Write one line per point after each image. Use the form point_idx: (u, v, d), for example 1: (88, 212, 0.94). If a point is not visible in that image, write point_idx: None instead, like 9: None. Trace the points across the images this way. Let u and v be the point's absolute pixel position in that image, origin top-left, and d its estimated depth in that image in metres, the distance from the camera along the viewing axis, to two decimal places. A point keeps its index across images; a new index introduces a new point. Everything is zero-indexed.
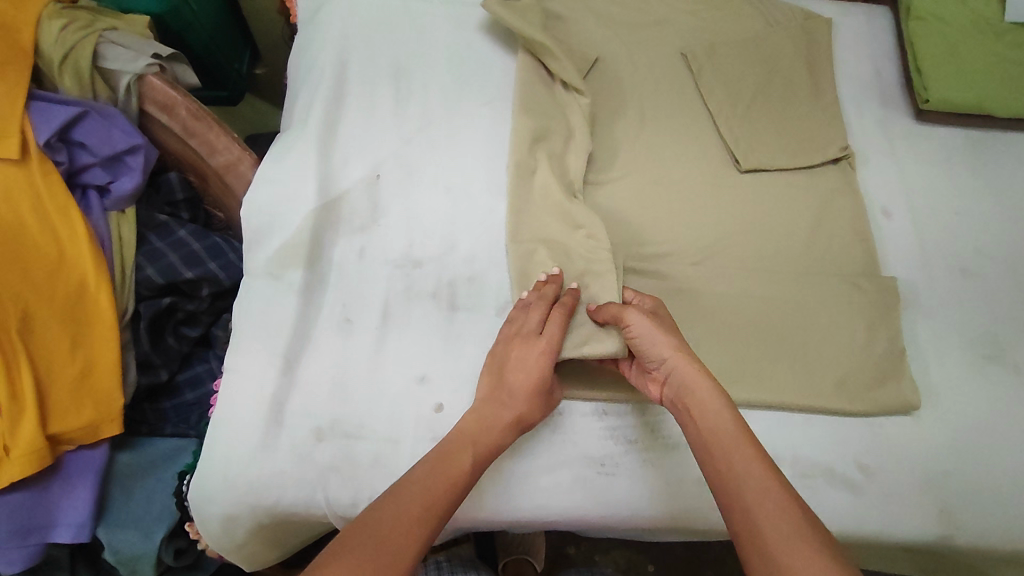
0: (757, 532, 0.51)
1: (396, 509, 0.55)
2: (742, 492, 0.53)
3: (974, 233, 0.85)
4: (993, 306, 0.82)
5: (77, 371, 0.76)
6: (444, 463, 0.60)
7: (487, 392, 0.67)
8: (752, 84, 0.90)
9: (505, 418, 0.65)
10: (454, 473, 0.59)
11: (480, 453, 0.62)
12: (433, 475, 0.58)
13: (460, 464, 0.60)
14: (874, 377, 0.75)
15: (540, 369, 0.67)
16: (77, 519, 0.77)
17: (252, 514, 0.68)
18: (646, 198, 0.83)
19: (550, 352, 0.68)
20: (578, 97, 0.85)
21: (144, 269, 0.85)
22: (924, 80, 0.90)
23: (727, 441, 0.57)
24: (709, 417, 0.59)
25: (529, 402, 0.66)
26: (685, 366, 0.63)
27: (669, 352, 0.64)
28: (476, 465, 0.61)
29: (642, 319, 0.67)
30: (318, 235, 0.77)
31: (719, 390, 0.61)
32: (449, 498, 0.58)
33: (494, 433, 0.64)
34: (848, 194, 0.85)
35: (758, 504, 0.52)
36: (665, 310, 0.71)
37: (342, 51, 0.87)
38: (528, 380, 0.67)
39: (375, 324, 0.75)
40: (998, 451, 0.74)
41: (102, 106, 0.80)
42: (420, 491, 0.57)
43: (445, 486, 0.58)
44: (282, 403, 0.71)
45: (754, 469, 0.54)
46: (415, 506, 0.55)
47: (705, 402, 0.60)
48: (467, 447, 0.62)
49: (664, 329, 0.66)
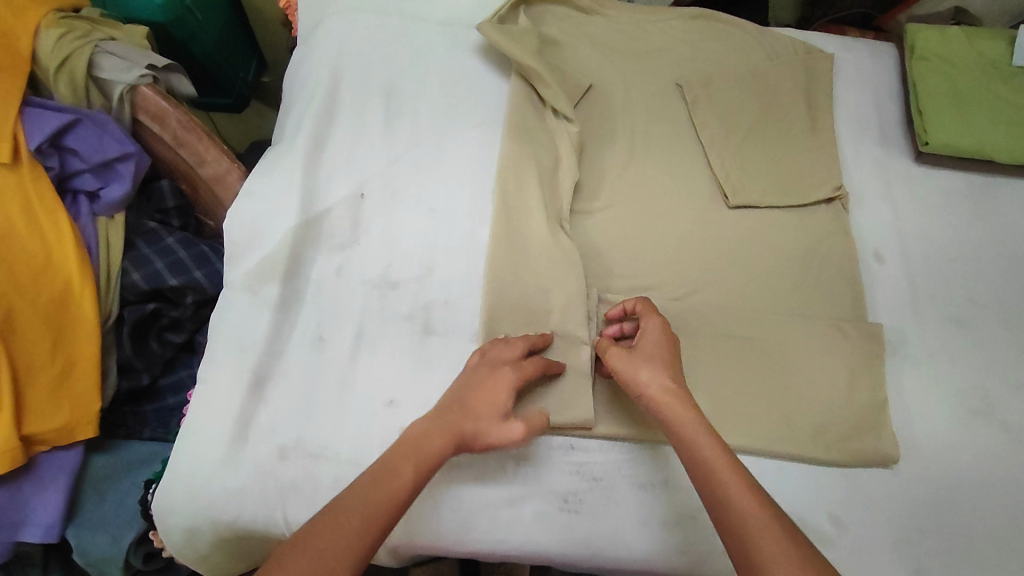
0: (751, 551, 0.52)
1: (333, 528, 0.54)
2: (729, 514, 0.54)
3: (968, 282, 0.83)
4: (984, 358, 0.79)
5: (57, 373, 0.77)
6: (384, 477, 0.58)
7: (440, 405, 0.66)
8: (747, 118, 0.88)
9: (449, 428, 0.63)
10: (393, 488, 0.58)
11: (420, 466, 0.60)
12: (373, 492, 0.57)
13: (401, 478, 0.58)
14: (853, 429, 0.73)
15: (499, 395, 0.65)
16: (47, 519, 0.78)
17: (213, 527, 0.69)
18: (630, 230, 0.82)
19: (512, 377, 0.67)
20: (568, 125, 0.85)
21: (131, 274, 0.87)
22: (925, 122, 0.88)
23: (714, 465, 0.57)
24: (692, 442, 0.59)
25: (475, 421, 0.64)
26: (660, 398, 0.63)
27: (637, 382, 0.65)
28: (416, 479, 0.59)
29: (622, 354, 0.67)
30: (297, 253, 0.78)
31: (701, 416, 0.62)
32: (386, 514, 0.56)
33: (433, 448, 0.62)
34: (839, 235, 0.83)
35: (749, 522, 0.53)
36: (662, 329, 0.68)
37: (336, 68, 0.87)
38: (482, 402, 0.65)
39: (346, 344, 0.74)
40: (978, 511, 0.72)
41: (95, 113, 0.81)
42: (359, 510, 0.56)
43: (385, 503, 0.57)
44: (249, 418, 0.71)
45: (740, 492, 0.55)
46: (353, 522, 0.55)
47: (685, 429, 0.61)
48: (407, 458, 0.60)
49: (641, 359, 0.66)
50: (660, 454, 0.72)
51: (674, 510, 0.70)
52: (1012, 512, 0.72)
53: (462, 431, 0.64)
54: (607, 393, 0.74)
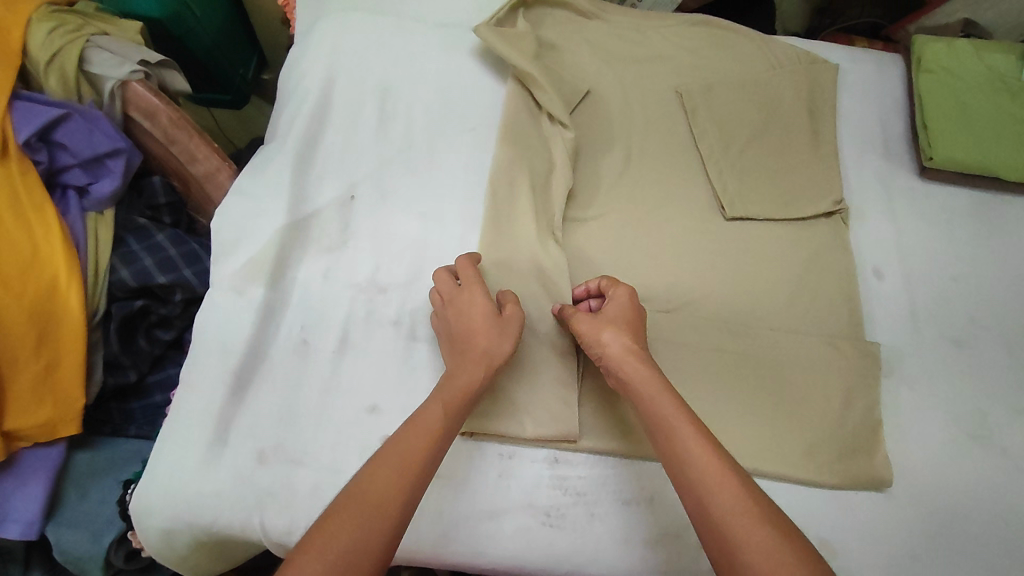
0: (708, 507, 0.51)
1: (373, 471, 0.55)
2: (688, 473, 0.54)
3: (969, 302, 0.81)
4: (983, 382, 0.77)
5: (40, 370, 0.76)
6: (415, 421, 0.59)
7: (450, 346, 0.68)
8: (747, 128, 0.87)
9: (471, 357, 0.65)
10: (429, 426, 0.59)
11: (449, 399, 0.62)
12: (410, 437, 0.58)
13: (433, 414, 0.60)
14: (846, 449, 0.71)
15: (478, 301, 0.68)
16: (26, 516, 0.77)
17: (190, 531, 0.67)
18: (624, 239, 0.81)
19: (482, 288, 0.69)
20: (564, 132, 0.83)
21: (119, 271, 0.86)
22: (930, 136, 0.86)
23: (673, 423, 0.57)
24: (653, 401, 0.59)
25: (487, 334, 0.66)
26: (620, 356, 0.63)
27: (602, 348, 0.64)
28: (448, 414, 0.61)
29: (586, 314, 0.67)
30: (284, 254, 0.77)
31: (658, 372, 0.61)
32: (427, 451, 0.57)
33: (463, 376, 0.64)
34: (837, 250, 0.82)
35: (707, 479, 0.52)
36: (630, 295, 0.68)
37: (330, 68, 0.86)
38: (477, 313, 0.67)
39: (330, 348, 0.73)
40: (974, 540, 0.70)
41: (86, 108, 0.80)
42: (397, 452, 0.56)
43: (425, 441, 0.58)
44: (229, 421, 0.70)
45: (699, 448, 0.54)
46: (392, 463, 0.55)
47: (644, 389, 0.60)
48: (436, 399, 0.61)
49: (604, 320, 0.66)
50: (647, 471, 0.71)
51: (659, 529, 0.68)
52: (1008, 542, 0.70)
53: (482, 349, 0.65)
54: (594, 407, 0.72)
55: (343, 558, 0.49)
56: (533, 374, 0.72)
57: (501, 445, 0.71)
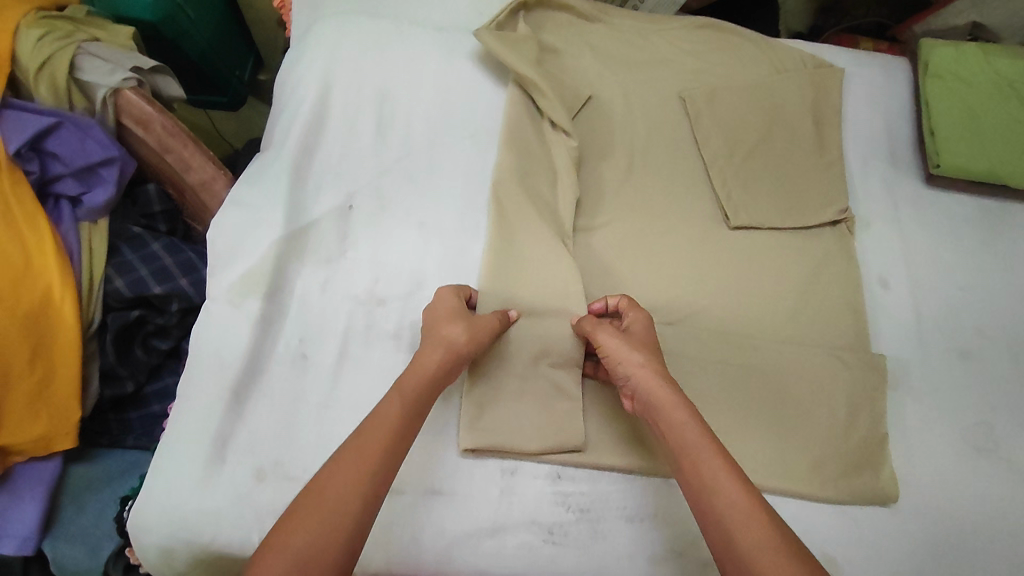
0: (728, 534, 0.51)
1: (332, 476, 0.53)
2: (713, 503, 0.53)
3: (976, 312, 0.80)
4: (990, 393, 0.76)
5: (36, 383, 0.73)
6: (371, 421, 0.58)
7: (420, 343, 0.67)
8: (751, 135, 0.85)
9: (433, 348, 0.64)
10: (386, 422, 0.58)
11: (405, 396, 0.60)
12: (366, 434, 0.57)
13: (388, 409, 0.59)
14: (852, 463, 0.71)
15: (448, 300, 0.69)
16: (23, 531, 0.74)
17: (188, 548, 0.66)
18: (629, 248, 0.79)
19: (456, 292, 0.70)
20: (566, 140, 0.82)
21: (114, 281, 0.85)
22: (937, 143, 0.85)
23: (700, 454, 0.56)
24: (679, 430, 0.58)
25: (449, 323, 0.66)
26: (651, 384, 0.61)
27: (632, 369, 0.63)
28: (405, 411, 0.59)
29: (610, 334, 0.66)
30: (281, 265, 0.75)
31: (685, 400, 0.60)
32: (384, 451, 0.56)
33: (420, 364, 0.63)
34: (843, 259, 0.81)
35: (733, 513, 0.52)
36: (648, 321, 0.68)
37: (328, 73, 0.85)
38: (445, 311, 0.67)
39: (329, 361, 0.72)
40: (980, 554, 0.69)
41: (79, 117, 0.79)
42: (353, 450, 0.55)
43: (383, 441, 0.57)
44: (227, 436, 0.69)
45: (724, 480, 0.54)
46: (347, 464, 0.54)
47: (669, 416, 0.59)
48: (392, 395, 0.60)
49: (632, 342, 0.65)
50: (650, 484, 0.70)
51: (663, 544, 0.68)
52: (1014, 556, 0.69)
53: (445, 338, 0.65)
54: (597, 421, 0.72)
55: (300, 563, 0.49)
56: (535, 388, 0.71)
57: (501, 459, 0.70)
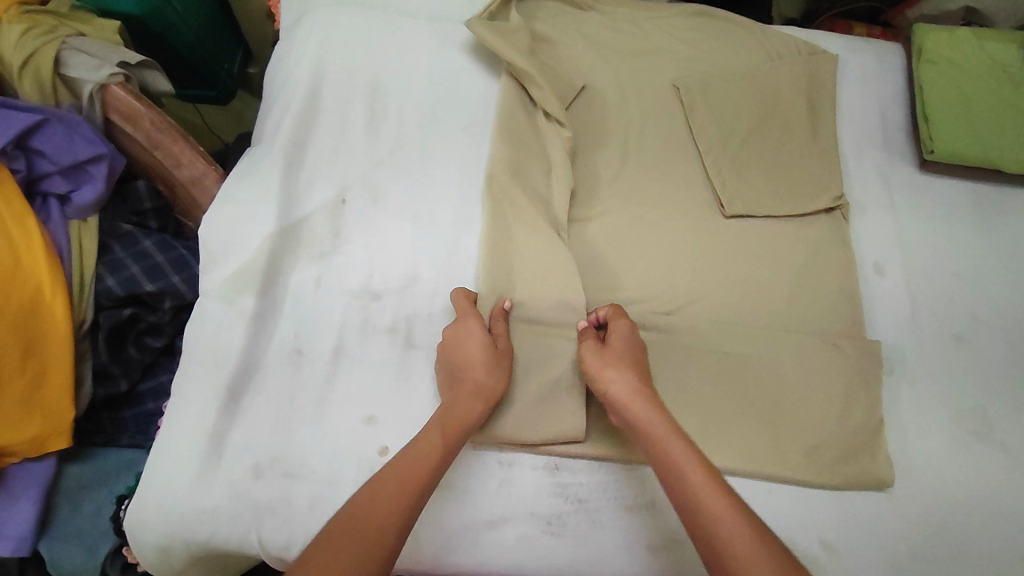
0: (715, 541, 0.52)
1: (373, 497, 0.55)
2: (702, 516, 0.54)
3: (970, 297, 0.80)
4: (984, 378, 0.77)
5: (28, 383, 0.72)
6: (414, 448, 0.59)
7: (444, 376, 0.67)
8: (746, 123, 0.85)
9: (467, 391, 0.65)
10: (428, 453, 0.59)
11: (447, 429, 0.62)
12: (407, 463, 0.58)
13: (430, 440, 0.60)
14: (848, 449, 0.71)
15: (476, 333, 0.67)
16: (18, 532, 0.74)
17: (186, 546, 0.66)
18: (624, 239, 0.79)
19: (478, 318, 0.69)
20: (560, 130, 0.81)
21: (105, 279, 0.84)
22: (931, 129, 0.85)
23: (686, 470, 0.57)
24: (665, 446, 0.59)
25: (482, 369, 0.66)
26: (626, 397, 0.63)
27: (608, 384, 0.65)
28: (445, 445, 0.60)
29: (593, 354, 0.67)
30: (274, 261, 0.75)
31: (668, 418, 0.61)
32: (422, 480, 0.57)
33: (461, 409, 0.63)
34: (838, 246, 0.80)
35: (720, 524, 0.52)
36: (632, 333, 0.69)
37: (318, 67, 0.84)
38: (475, 348, 0.67)
39: (325, 357, 0.72)
40: (975, 538, 0.69)
41: (64, 114, 0.78)
42: (395, 478, 0.57)
43: (423, 471, 0.58)
44: (223, 434, 0.69)
45: (711, 492, 0.55)
46: (389, 489, 0.56)
47: (652, 430, 0.60)
48: (434, 426, 0.62)
49: (610, 357, 0.66)
50: (647, 471, 0.70)
51: (661, 533, 0.68)
52: (1008, 539, 0.70)
53: (478, 384, 0.65)
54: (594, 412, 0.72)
55: None
56: (534, 379, 0.70)
57: (498, 452, 0.69)
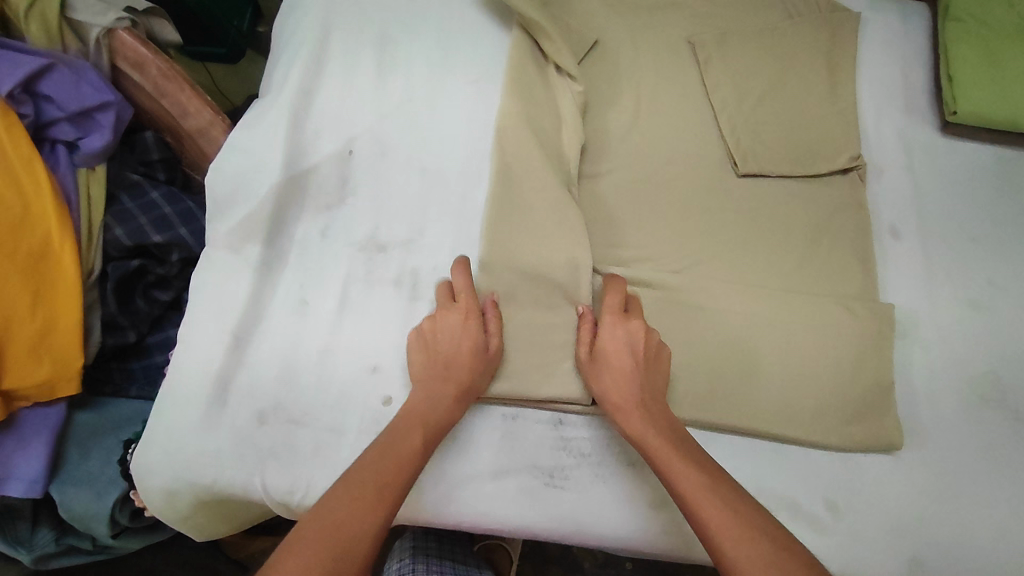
0: (697, 520, 0.54)
1: (350, 497, 0.54)
2: (689, 497, 0.56)
3: (989, 262, 0.79)
4: (999, 344, 0.75)
5: (37, 329, 0.72)
6: (389, 451, 0.58)
7: (424, 370, 0.66)
8: (762, 81, 0.83)
9: (452, 391, 0.64)
10: (401, 457, 0.58)
11: (428, 432, 0.61)
12: (381, 462, 0.57)
13: (410, 443, 0.59)
14: (856, 411, 0.70)
15: (472, 332, 0.67)
16: (31, 474, 0.74)
17: (192, 490, 0.66)
18: (635, 196, 0.78)
19: (474, 316, 0.68)
20: (571, 84, 0.80)
21: (113, 229, 0.84)
22: (955, 88, 0.83)
23: (665, 460, 0.59)
24: (645, 438, 0.61)
25: (466, 368, 0.65)
26: (623, 400, 0.64)
27: (606, 388, 0.65)
28: (425, 445, 0.60)
29: (587, 366, 0.67)
30: (280, 211, 0.75)
31: (654, 421, 0.62)
32: (399, 483, 0.57)
33: (444, 410, 0.63)
34: (853, 207, 0.79)
35: (720, 538, 0.52)
36: (628, 335, 0.67)
37: (326, 18, 0.83)
38: (465, 346, 0.66)
39: (329, 308, 0.71)
40: (983, 502, 0.69)
41: (72, 59, 0.79)
42: (372, 480, 0.56)
43: (392, 470, 0.57)
44: (227, 380, 0.69)
45: (685, 470, 0.58)
46: (368, 493, 0.55)
47: (636, 424, 0.62)
48: (414, 427, 0.61)
49: (608, 364, 0.66)
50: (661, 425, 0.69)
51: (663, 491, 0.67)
52: (1016, 503, 0.69)
53: (462, 384, 0.64)
54: None
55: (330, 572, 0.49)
56: (538, 335, 0.70)
57: (501, 407, 0.69)
